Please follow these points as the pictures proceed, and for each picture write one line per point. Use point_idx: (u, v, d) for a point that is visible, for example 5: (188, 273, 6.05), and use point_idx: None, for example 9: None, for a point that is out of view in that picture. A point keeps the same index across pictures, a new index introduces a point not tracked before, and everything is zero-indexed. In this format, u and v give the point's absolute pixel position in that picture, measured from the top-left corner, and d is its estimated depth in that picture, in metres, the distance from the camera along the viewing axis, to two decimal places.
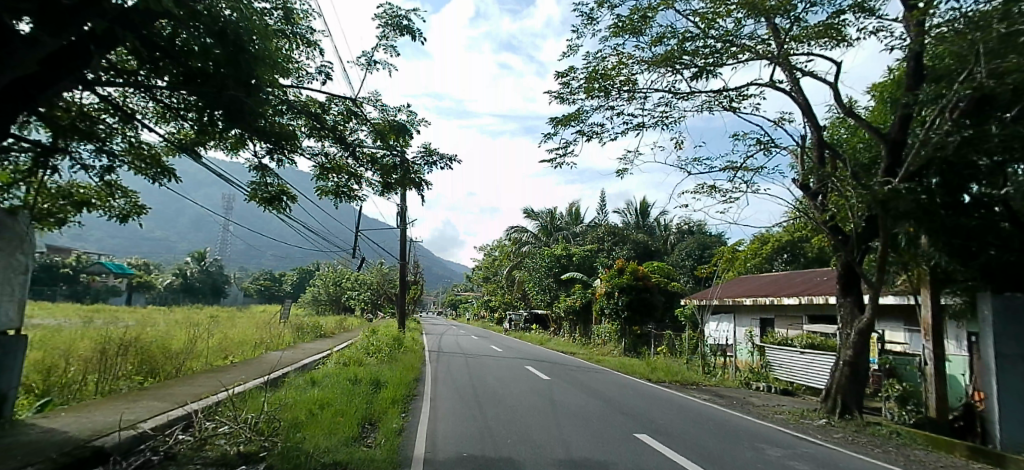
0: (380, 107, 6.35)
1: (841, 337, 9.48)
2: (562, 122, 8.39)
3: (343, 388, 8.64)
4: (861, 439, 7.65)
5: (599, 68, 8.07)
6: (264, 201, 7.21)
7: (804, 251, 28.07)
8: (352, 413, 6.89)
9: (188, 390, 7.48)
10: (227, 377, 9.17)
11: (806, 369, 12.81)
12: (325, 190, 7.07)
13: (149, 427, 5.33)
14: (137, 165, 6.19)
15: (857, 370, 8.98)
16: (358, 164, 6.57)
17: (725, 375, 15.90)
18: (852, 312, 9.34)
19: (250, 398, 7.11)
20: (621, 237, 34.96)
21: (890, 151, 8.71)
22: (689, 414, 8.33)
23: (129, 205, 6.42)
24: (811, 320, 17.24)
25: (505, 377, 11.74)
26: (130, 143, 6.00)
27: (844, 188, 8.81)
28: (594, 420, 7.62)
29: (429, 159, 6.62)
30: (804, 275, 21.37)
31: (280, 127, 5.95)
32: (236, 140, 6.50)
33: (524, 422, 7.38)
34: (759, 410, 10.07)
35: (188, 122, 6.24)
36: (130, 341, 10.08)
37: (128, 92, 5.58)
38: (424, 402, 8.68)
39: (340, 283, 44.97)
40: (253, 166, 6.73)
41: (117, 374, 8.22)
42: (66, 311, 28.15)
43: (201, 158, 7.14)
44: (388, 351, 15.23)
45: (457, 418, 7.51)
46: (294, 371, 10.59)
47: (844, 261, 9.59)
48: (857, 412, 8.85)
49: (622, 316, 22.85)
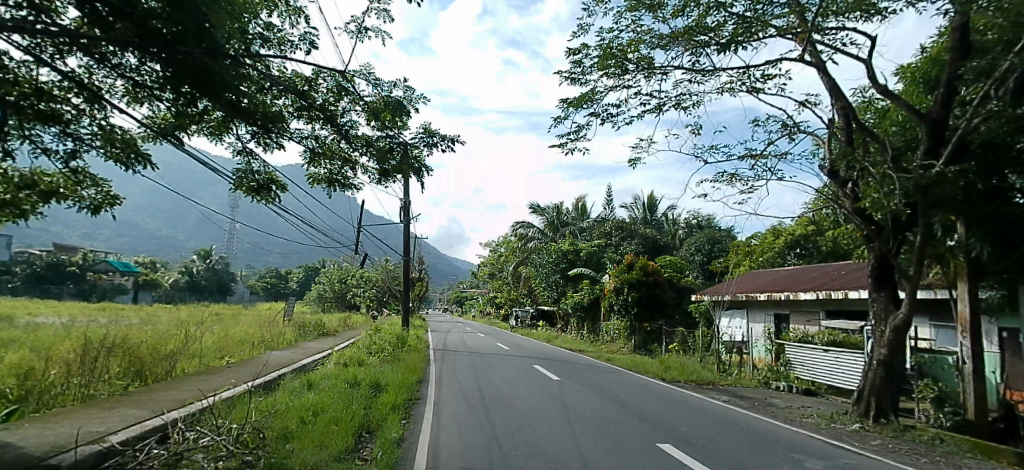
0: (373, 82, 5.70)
1: (875, 335, 8.81)
2: (575, 103, 7.76)
3: (340, 391, 8.11)
4: (902, 447, 6.99)
5: (614, 44, 7.44)
6: (251, 190, 6.63)
7: (818, 245, 27.29)
8: (347, 421, 6.32)
9: (171, 396, 6.92)
10: (218, 380, 8.63)
11: (831, 369, 12.17)
12: (317, 178, 6.50)
13: (118, 441, 4.77)
14: (109, 151, 5.61)
15: (893, 370, 8.32)
16: (352, 148, 5.98)
17: (742, 373, 15.25)
18: (886, 307, 8.68)
19: (238, 405, 6.59)
20: (629, 232, 33.72)
21: (931, 132, 7.98)
22: (713, 421, 7.75)
23: (101, 194, 5.86)
24: (828, 315, 16.58)
25: (512, 378, 11.27)
26: (101, 126, 5.41)
27: (879, 173, 8.11)
28: (610, 427, 7.12)
29: (429, 141, 6.01)
30: (820, 269, 20.68)
31: (258, 101, 5.38)
32: (219, 123, 5.93)
33: (534, 430, 6.88)
34: (786, 412, 9.41)
35: (165, 104, 5.65)
36: (119, 342, 9.60)
37: (93, 67, 4.98)
38: (428, 407, 8.19)
39: (345, 280, 44.33)
40: (238, 151, 6.15)
41: (99, 378, 7.67)
42: (70, 309, 27.91)
43: (184, 144, 6.57)
44: (390, 350, 14.76)
45: (462, 426, 7.03)
46: (290, 373, 10.03)
47: (878, 253, 8.92)
48: (893, 415, 8.18)
49: (632, 312, 22.21)
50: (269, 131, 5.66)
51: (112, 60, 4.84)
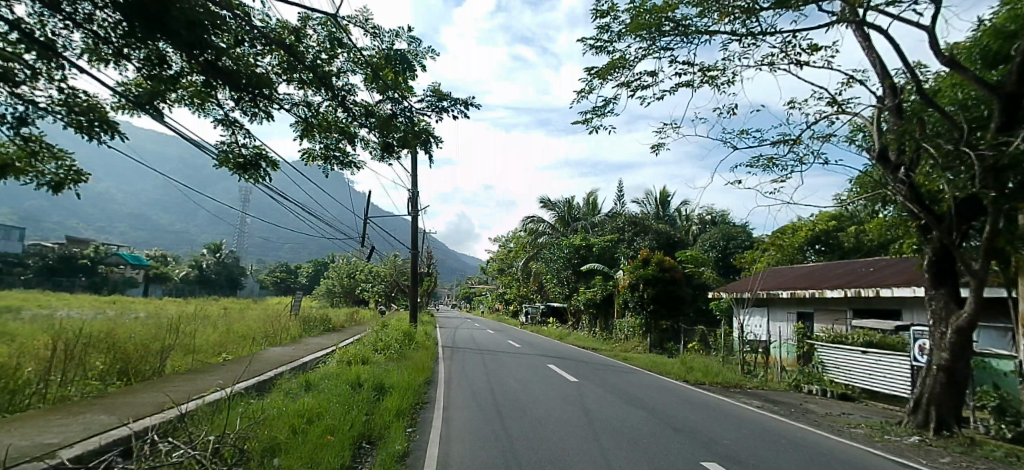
0: (367, 30, 4.99)
1: (932, 337, 7.91)
2: (603, 72, 6.99)
3: (339, 394, 7.37)
4: (977, 465, 6.12)
5: (647, 1, 6.61)
6: (237, 167, 5.90)
7: (840, 242, 26.36)
8: (345, 429, 5.62)
9: (150, 400, 6.17)
10: (206, 380, 7.89)
11: (871, 372, 11.22)
12: (312, 153, 5.78)
13: (71, 458, 4.00)
14: (70, 118, 4.89)
15: (956, 376, 7.44)
16: (351, 117, 5.34)
17: (768, 375, 14.34)
18: (947, 307, 7.77)
19: (224, 410, 5.84)
20: (642, 227, 32.65)
21: (1004, 107, 7.04)
22: (755, 433, 6.97)
23: (64, 169, 5.08)
24: (857, 314, 15.64)
25: (526, 378, 10.63)
26: (62, 89, 4.74)
27: (942, 155, 7.17)
28: (643, 440, 6.31)
29: (439, 107, 5.39)
30: (846, 266, 19.69)
31: (242, 60, 4.87)
32: (198, 88, 5.22)
33: (557, 442, 6.09)
34: (831, 422, 8.50)
35: (137, 65, 4.94)
36: (104, 339, 8.88)
37: (45, 16, 4.26)
38: (436, 413, 7.46)
39: (354, 275, 43.82)
40: (221, 121, 5.44)
41: (74, 378, 6.93)
42: (80, 301, 27.54)
43: (162, 116, 5.84)
44: (396, 347, 14.03)
45: (475, 437, 6.25)
46: (288, 373, 9.27)
47: (937, 245, 8.00)
48: (956, 428, 7.32)
49: (647, 310, 21.33)
50: (254, 96, 5.12)
51: (64, 7, 4.12)
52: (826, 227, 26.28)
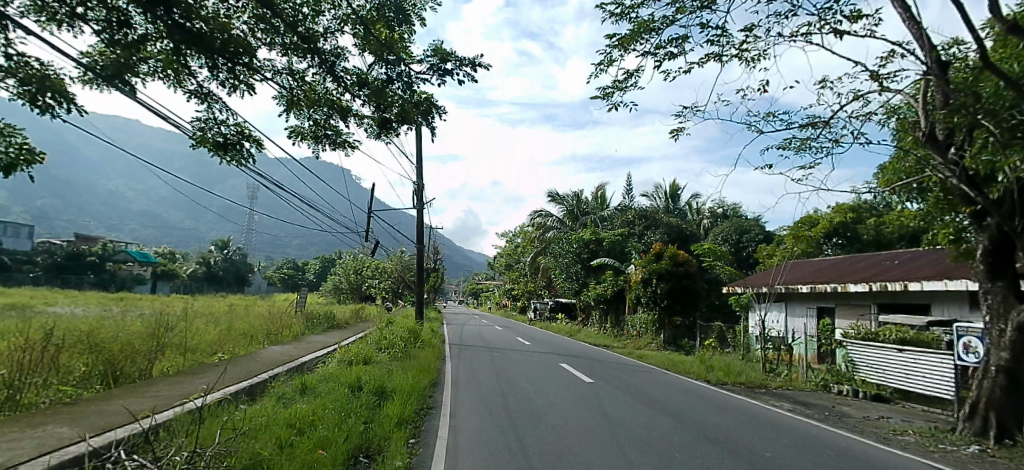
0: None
1: (989, 334, 7.17)
2: (625, 41, 6.28)
3: (336, 399, 6.73)
4: None
5: None
6: (217, 148, 5.30)
7: (859, 234, 25.43)
8: (338, 442, 5.01)
9: (122, 408, 5.54)
10: (192, 384, 7.30)
11: (908, 372, 10.45)
12: (300, 131, 5.21)
13: None
14: (16, 88, 4.28)
15: (1020, 377, 6.71)
16: (343, 87, 4.82)
17: (792, 374, 13.61)
18: (1005, 301, 7.04)
19: (206, 421, 5.21)
20: (653, 220, 31.76)
21: None
22: (796, 443, 6.27)
23: (14, 147, 4.51)
24: (883, 309, 14.84)
25: (537, 379, 10.03)
26: (8, 55, 4.15)
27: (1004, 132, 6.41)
28: (673, 452, 5.59)
29: (440, 68, 5.03)
30: (869, 258, 18.87)
31: (218, 20, 4.35)
32: (165, 56, 4.61)
33: (578, 455, 5.36)
34: (876, 427, 7.77)
35: (96, 28, 4.36)
36: (87, 340, 8.32)
37: None
38: (442, 420, 6.83)
39: (360, 271, 43.23)
40: (196, 93, 4.85)
41: (46, 382, 6.35)
42: (86, 298, 27.25)
43: (131, 92, 5.23)
44: (402, 345, 13.43)
45: (485, 450, 5.53)
46: (283, 375, 8.67)
47: (993, 234, 7.24)
48: (1021, 434, 6.61)
49: (661, 305, 20.65)
50: (232, 65, 4.59)
51: None
52: (843, 219, 25.38)
